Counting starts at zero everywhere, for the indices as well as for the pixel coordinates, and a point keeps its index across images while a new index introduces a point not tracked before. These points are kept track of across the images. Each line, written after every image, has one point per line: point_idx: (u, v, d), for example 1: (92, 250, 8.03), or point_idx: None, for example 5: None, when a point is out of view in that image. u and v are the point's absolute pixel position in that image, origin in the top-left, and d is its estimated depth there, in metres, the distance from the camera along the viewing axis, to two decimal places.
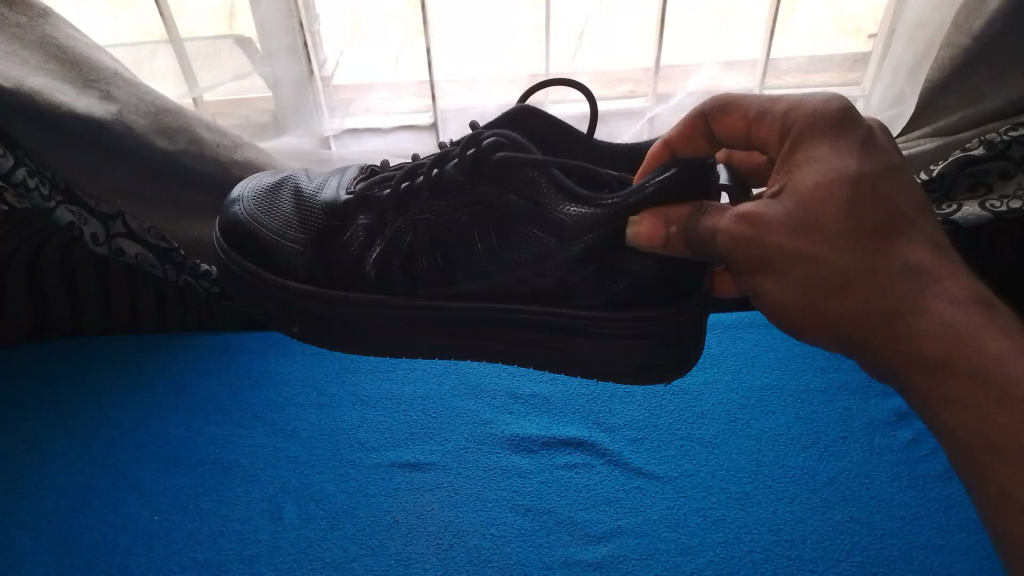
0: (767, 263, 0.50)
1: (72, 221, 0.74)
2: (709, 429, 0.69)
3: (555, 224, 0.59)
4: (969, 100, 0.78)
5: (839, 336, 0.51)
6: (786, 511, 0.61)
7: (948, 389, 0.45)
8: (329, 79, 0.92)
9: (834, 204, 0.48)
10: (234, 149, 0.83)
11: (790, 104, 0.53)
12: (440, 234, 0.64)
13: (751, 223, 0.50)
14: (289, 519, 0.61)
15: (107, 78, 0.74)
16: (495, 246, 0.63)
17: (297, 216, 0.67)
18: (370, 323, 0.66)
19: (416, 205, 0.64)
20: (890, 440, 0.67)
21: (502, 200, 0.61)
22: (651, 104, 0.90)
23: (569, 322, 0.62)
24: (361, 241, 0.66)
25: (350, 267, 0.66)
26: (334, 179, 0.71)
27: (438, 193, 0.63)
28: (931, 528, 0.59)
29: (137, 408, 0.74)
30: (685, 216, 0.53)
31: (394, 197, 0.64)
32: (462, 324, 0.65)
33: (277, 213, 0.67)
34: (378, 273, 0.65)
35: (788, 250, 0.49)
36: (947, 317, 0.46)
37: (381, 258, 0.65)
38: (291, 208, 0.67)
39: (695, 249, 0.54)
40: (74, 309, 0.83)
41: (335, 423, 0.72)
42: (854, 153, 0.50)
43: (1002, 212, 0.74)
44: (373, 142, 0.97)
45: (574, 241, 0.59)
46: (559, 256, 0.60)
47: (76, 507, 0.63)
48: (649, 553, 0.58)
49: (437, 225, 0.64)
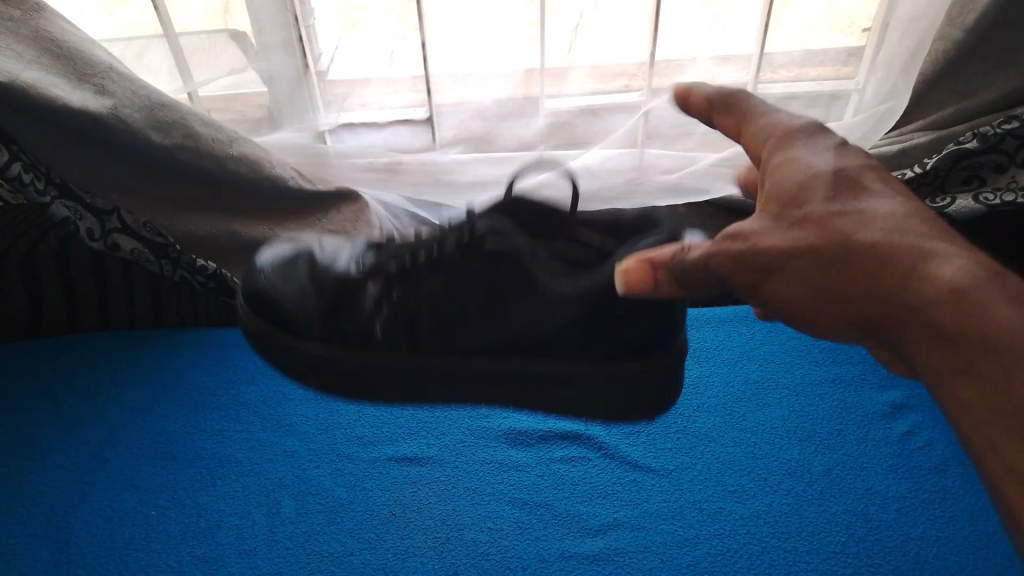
0: (766, 268, 0.47)
1: (67, 217, 0.75)
2: (705, 422, 0.70)
3: (557, 306, 0.56)
4: (962, 94, 0.79)
5: (856, 321, 0.47)
6: (781, 503, 0.61)
7: (963, 361, 0.43)
8: (324, 74, 0.84)
9: (816, 192, 0.47)
10: (228, 144, 0.78)
11: (771, 120, 0.56)
12: (447, 308, 0.58)
13: (743, 238, 0.48)
14: (286, 514, 0.62)
15: (102, 73, 0.73)
16: (501, 318, 0.57)
17: (309, 285, 0.61)
18: (374, 375, 0.61)
19: (415, 291, 0.59)
20: (886, 432, 0.67)
21: (512, 274, 0.57)
22: (646, 99, 0.81)
23: (552, 372, 0.58)
24: (376, 301, 0.60)
25: (359, 326, 0.60)
26: (349, 249, 0.65)
27: (438, 270, 0.58)
28: (926, 519, 0.59)
29: (135, 403, 0.74)
30: (670, 258, 0.49)
31: (401, 274, 0.59)
32: (466, 379, 0.60)
33: (291, 280, 0.62)
34: (383, 335, 0.59)
35: (784, 252, 0.46)
36: (952, 280, 0.43)
37: (391, 320, 0.59)
38: (307, 275, 0.62)
39: (689, 286, 0.49)
40: (71, 305, 0.83)
41: (332, 417, 0.72)
42: (831, 152, 0.50)
43: (996, 204, 0.76)
44: (369, 137, 0.88)
45: (577, 315, 0.56)
46: (561, 312, 0.56)
47: (75, 502, 0.63)
48: (646, 545, 0.58)
49: (446, 298, 0.58)
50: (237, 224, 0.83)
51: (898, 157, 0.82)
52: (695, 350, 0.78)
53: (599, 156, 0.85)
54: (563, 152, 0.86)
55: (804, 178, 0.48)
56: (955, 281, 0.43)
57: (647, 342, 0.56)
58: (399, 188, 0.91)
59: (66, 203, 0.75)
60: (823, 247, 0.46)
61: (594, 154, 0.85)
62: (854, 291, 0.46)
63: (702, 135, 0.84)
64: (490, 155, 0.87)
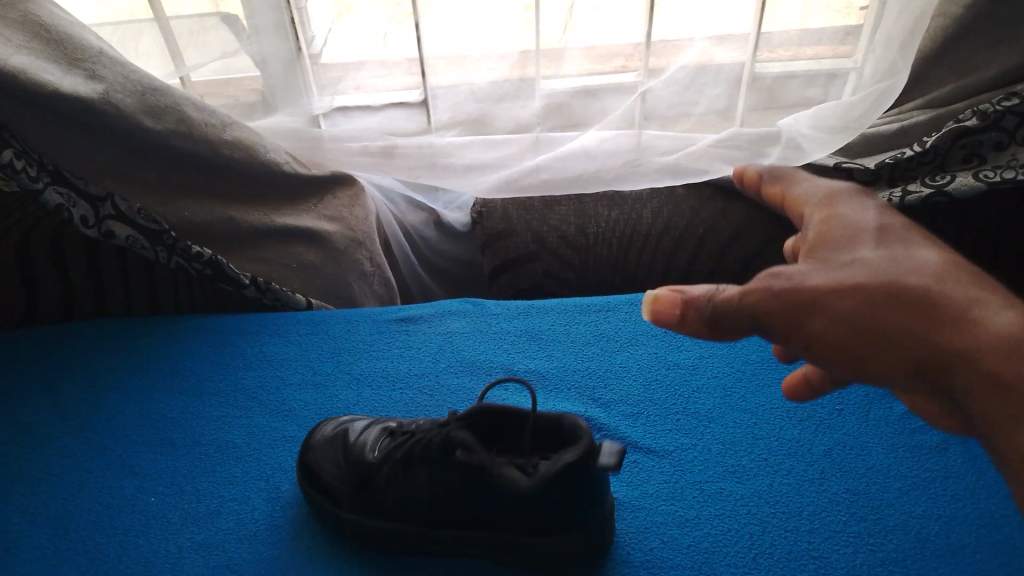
0: (814, 304, 0.42)
1: (61, 203, 0.73)
2: (705, 403, 0.70)
3: (514, 504, 0.52)
4: (962, 71, 0.79)
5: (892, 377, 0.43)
6: (783, 483, 0.61)
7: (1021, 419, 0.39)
8: (318, 57, 0.82)
9: (866, 242, 0.45)
10: (223, 128, 0.79)
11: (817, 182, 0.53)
12: (446, 500, 0.54)
13: (787, 279, 0.43)
14: (288, 497, 0.62)
15: (93, 57, 0.72)
16: (492, 508, 0.53)
17: (342, 468, 0.59)
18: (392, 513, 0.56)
19: (398, 481, 0.56)
20: (887, 411, 0.67)
21: (490, 484, 0.52)
22: (643, 79, 0.81)
23: (518, 532, 0.53)
24: (395, 474, 0.56)
25: (386, 501, 0.56)
26: (377, 432, 0.61)
27: (413, 470, 0.55)
28: (927, 498, 0.59)
29: (133, 390, 0.74)
30: (705, 296, 0.43)
31: (403, 462, 0.55)
32: (467, 538, 0.55)
33: (327, 463, 0.60)
34: (405, 518, 0.56)
35: (829, 287, 0.42)
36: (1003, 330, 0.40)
37: (410, 488, 0.55)
38: (338, 457, 0.59)
39: (720, 329, 0.43)
40: (66, 293, 0.82)
41: (331, 402, 0.72)
42: (875, 209, 0.49)
43: (996, 182, 0.75)
44: (364, 120, 0.88)
45: (541, 509, 0.51)
46: (531, 506, 0.51)
47: (74, 489, 0.63)
48: (647, 526, 0.58)
49: (441, 494, 0.54)
50: (232, 210, 0.83)
51: (898, 136, 0.82)
52: None
53: (596, 137, 0.84)
54: (560, 134, 0.86)
55: (850, 233, 0.46)
56: (1010, 331, 0.40)
57: (584, 521, 0.53)
58: (397, 171, 0.89)
59: (59, 190, 0.73)
60: (870, 286, 0.42)
61: (591, 135, 0.84)
62: (900, 337, 0.41)
63: (700, 116, 0.84)
64: (488, 139, 0.86)
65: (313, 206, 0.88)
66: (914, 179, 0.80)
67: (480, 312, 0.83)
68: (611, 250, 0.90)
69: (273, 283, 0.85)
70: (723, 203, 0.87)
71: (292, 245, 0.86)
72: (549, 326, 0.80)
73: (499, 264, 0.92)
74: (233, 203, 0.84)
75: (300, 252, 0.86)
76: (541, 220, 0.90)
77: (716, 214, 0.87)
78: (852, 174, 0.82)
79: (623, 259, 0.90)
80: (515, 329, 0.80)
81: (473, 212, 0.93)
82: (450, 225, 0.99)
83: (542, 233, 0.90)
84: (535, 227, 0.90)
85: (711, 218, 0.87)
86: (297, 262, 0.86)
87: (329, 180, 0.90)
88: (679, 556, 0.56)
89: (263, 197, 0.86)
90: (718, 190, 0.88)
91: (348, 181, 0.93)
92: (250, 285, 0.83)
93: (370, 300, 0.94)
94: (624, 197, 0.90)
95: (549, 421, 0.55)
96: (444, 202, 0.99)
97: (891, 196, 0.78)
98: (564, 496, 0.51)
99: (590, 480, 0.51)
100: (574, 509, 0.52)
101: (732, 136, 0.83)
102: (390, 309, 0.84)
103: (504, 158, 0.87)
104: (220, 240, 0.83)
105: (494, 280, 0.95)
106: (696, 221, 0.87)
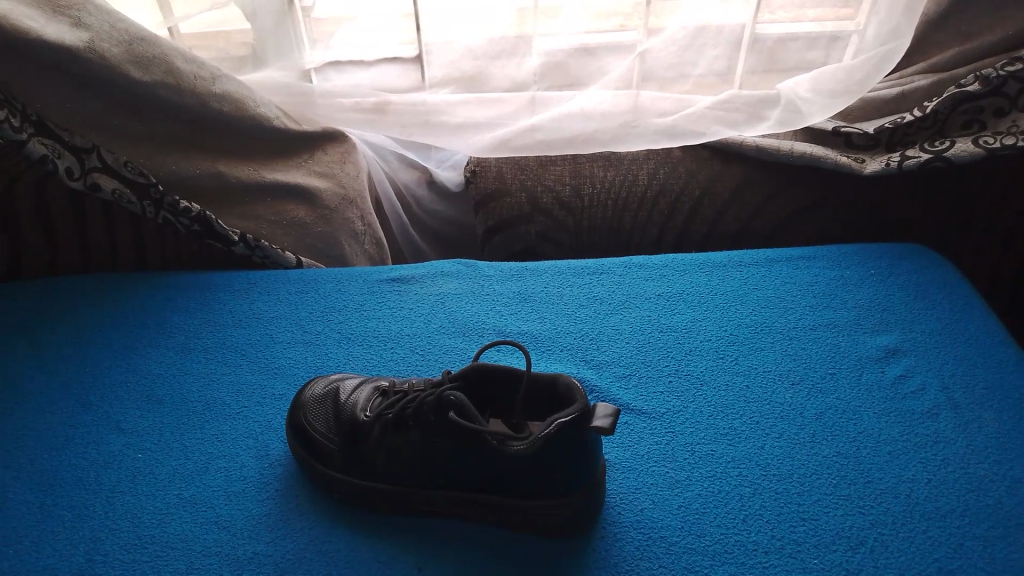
0: None
1: (46, 154, 0.70)
2: (698, 365, 0.69)
3: (506, 467, 0.51)
4: (965, 36, 0.78)
5: None
6: (773, 446, 0.61)
7: None
8: (310, 10, 0.78)
9: None
10: (211, 81, 0.77)
11: None
12: (434, 462, 0.54)
13: None
14: (276, 455, 0.62)
15: (77, 5, 0.70)
16: (478, 469, 0.53)
17: (331, 424, 0.58)
18: (381, 473, 0.56)
19: (389, 442, 0.55)
20: (879, 376, 0.67)
21: (480, 447, 0.51)
22: (641, 39, 0.78)
23: (500, 499, 0.53)
24: (385, 434, 0.55)
25: (371, 458, 0.56)
26: (373, 386, 0.60)
27: (405, 429, 0.55)
28: (918, 463, 0.59)
29: (118, 345, 0.73)
30: None
31: (393, 422, 0.55)
32: (451, 503, 0.55)
33: (317, 421, 0.59)
34: (392, 476, 0.56)
35: None
36: None
37: (398, 448, 0.55)
38: (329, 413, 0.59)
39: None
40: (51, 249, 0.81)
41: (321, 359, 0.71)
42: None
43: (996, 148, 0.75)
44: (356, 75, 0.83)
45: (529, 472, 0.51)
46: (519, 468, 0.51)
47: (59, 445, 0.62)
48: (638, 486, 0.58)
49: (430, 455, 0.54)
50: (221, 164, 0.81)
51: (896, 101, 0.82)
52: (689, 294, 0.77)
53: (595, 98, 0.82)
54: (557, 93, 0.83)
55: None
56: None
57: (574, 485, 0.52)
58: (391, 129, 0.87)
59: (44, 141, 0.71)
60: None
61: (590, 95, 0.82)
62: None
63: (698, 78, 0.81)
64: (482, 96, 0.83)
65: (303, 161, 0.88)
66: (911, 144, 0.80)
67: (472, 274, 0.82)
68: (607, 212, 0.88)
69: (262, 240, 0.83)
70: (720, 165, 0.86)
71: (283, 202, 0.85)
72: (542, 289, 0.79)
73: (493, 225, 0.91)
74: (222, 158, 0.82)
75: (291, 210, 0.85)
76: (535, 180, 0.89)
77: (713, 176, 0.86)
78: (850, 139, 0.83)
79: (619, 222, 0.88)
80: (508, 291, 0.79)
81: (467, 171, 0.92)
82: (444, 184, 0.97)
83: (536, 194, 0.89)
84: (529, 187, 0.89)
85: (708, 180, 0.86)
86: (288, 220, 0.85)
87: (321, 137, 0.90)
88: (669, 517, 0.56)
89: (256, 151, 0.84)
90: (716, 152, 0.87)
91: (339, 137, 0.92)
92: (239, 242, 0.81)
93: (361, 260, 0.93)
94: (620, 159, 0.89)
95: (543, 384, 0.54)
96: (437, 159, 0.95)
97: (888, 161, 0.79)
98: (555, 458, 0.50)
99: (582, 444, 0.50)
100: (565, 474, 0.51)
101: (730, 98, 0.81)
102: (382, 271, 0.83)
103: (497, 117, 0.85)
104: (210, 195, 0.82)
105: (488, 241, 0.93)
106: (693, 183, 0.86)
